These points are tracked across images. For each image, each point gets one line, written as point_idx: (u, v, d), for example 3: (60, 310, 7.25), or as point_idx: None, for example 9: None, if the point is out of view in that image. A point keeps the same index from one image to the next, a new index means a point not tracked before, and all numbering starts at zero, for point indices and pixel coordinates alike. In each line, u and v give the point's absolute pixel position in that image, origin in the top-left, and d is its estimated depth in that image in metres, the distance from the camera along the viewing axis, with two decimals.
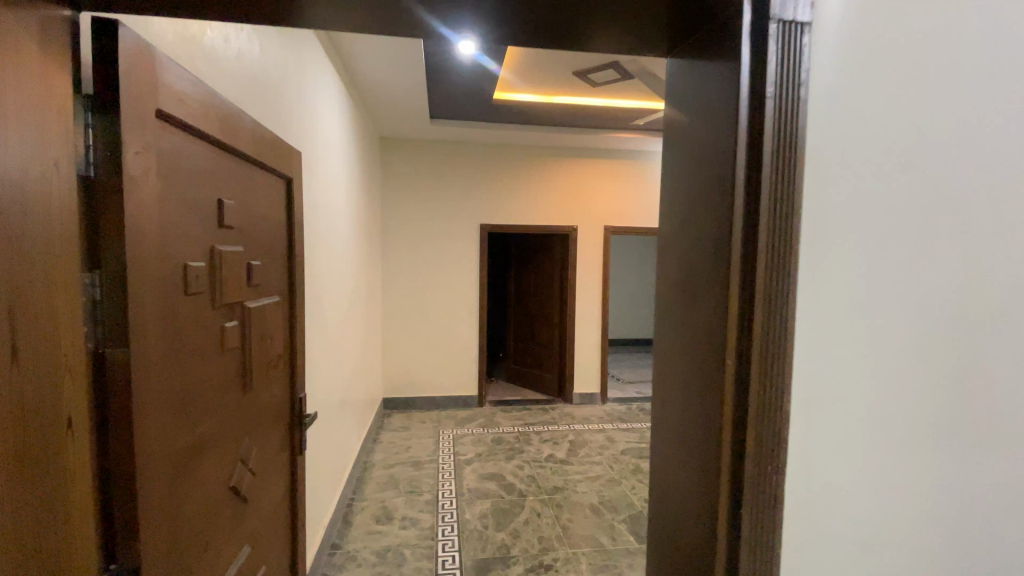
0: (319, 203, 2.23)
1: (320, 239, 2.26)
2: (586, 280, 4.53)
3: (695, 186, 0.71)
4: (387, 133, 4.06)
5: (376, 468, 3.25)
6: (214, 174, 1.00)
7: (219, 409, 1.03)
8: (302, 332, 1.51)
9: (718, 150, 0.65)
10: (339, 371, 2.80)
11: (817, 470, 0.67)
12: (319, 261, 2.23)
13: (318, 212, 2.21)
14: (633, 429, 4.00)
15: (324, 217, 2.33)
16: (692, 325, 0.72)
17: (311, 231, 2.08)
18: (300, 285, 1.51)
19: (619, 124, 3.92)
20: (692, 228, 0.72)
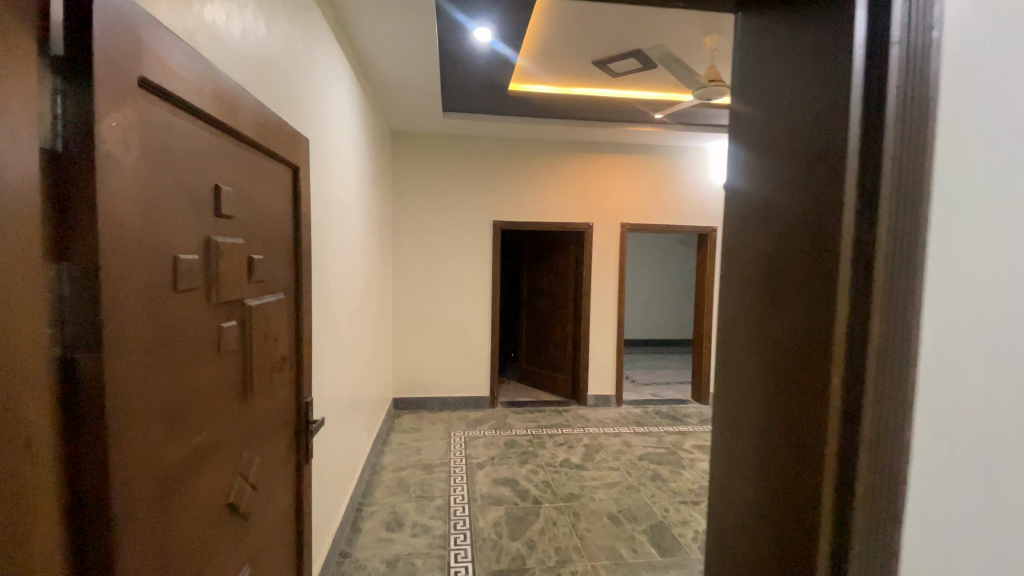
0: (329, 198, 2.13)
1: (330, 236, 2.17)
2: (602, 279, 4.41)
3: (788, 172, 0.60)
4: (399, 126, 3.97)
5: (386, 471, 3.15)
6: (209, 156, 0.89)
7: (217, 418, 0.93)
8: (308, 332, 1.41)
9: (825, 126, 0.54)
10: (348, 372, 2.70)
11: (948, 522, 0.53)
12: (328, 258, 2.13)
13: (328, 207, 2.11)
14: (650, 433, 3.87)
15: (333, 213, 2.23)
16: (786, 332, 0.61)
17: (321, 226, 1.98)
18: (307, 281, 1.41)
19: (637, 118, 3.79)
20: (785, 220, 0.61)
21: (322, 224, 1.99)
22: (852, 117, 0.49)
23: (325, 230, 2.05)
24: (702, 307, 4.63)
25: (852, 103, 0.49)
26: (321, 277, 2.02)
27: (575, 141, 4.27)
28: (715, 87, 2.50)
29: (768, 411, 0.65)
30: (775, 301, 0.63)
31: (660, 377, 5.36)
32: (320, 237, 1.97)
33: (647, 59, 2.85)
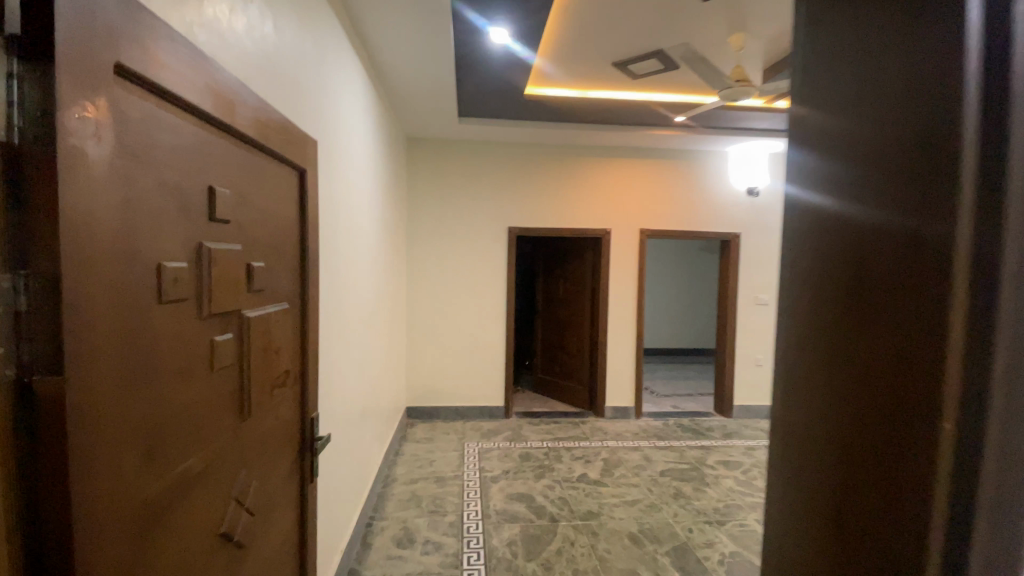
0: (341, 204, 2.06)
1: (342, 243, 2.10)
2: (620, 287, 4.29)
3: (847, 160, 0.45)
4: (413, 132, 3.92)
5: (397, 483, 3.06)
6: (202, 156, 0.82)
7: (210, 440, 0.85)
8: (314, 343, 1.33)
9: (919, 115, 0.38)
10: (360, 382, 2.63)
11: None
12: (339, 266, 2.06)
13: (340, 213, 2.04)
14: (671, 448, 3.73)
15: (345, 219, 2.16)
16: (851, 395, 0.45)
17: (331, 233, 1.91)
18: (312, 289, 1.33)
19: (657, 121, 3.69)
20: (845, 218, 0.46)
21: (332, 231, 1.92)
22: (967, 80, 0.34)
23: (336, 236, 1.98)
24: (724, 316, 4.48)
25: (968, 59, 0.34)
26: (333, 286, 1.95)
27: (593, 146, 4.18)
28: (742, 87, 2.40)
29: (824, 451, 0.48)
30: (834, 313, 0.47)
31: (681, 387, 5.20)
32: (331, 243, 1.90)
33: (669, 60, 2.76)
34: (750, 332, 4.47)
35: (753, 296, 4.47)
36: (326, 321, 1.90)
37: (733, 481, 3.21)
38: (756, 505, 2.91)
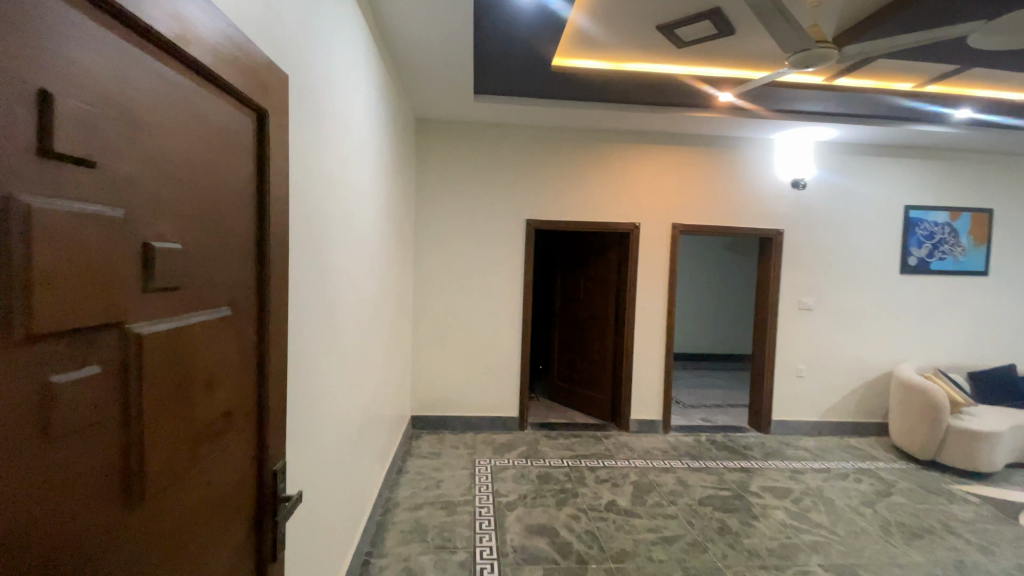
0: (333, 183, 1.66)
1: (334, 232, 1.70)
2: (649, 288, 3.87)
3: None
4: (423, 113, 3.53)
5: (400, 508, 2.67)
6: (33, 36, 0.44)
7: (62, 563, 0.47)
8: (278, 366, 0.93)
9: None
10: (358, 396, 2.25)
11: None
12: (330, 259, 1.65)
13: (331, 194, 1.64)
14: (708, 470, 3.31)
15: (338, 202, 1.75)
16: None
17: (318, 216, 1.50)
18: (277, 283, 0.92)
19: (699, 101, 3.27)
20: None
21: (320, 214, 1.51)
22: None
23: (325, 222, 1.58)
24: (764, 322, 4.06)
25: None
26: (320, 286, 1.54)
27: (622, 131, 3.77)
28: (822, 49, 2.00)
29: None
30: None
31: (709, 398, 4.78)
32: (317, 230, 1.49)
33: (725, 22, 2.36)
34: (792, 339, 4.04)
35: (796, 300, 4.04)
36: (312, 328, 1.49)
37: (784, 513, 2.79)
38: (817, 545, 2.49)
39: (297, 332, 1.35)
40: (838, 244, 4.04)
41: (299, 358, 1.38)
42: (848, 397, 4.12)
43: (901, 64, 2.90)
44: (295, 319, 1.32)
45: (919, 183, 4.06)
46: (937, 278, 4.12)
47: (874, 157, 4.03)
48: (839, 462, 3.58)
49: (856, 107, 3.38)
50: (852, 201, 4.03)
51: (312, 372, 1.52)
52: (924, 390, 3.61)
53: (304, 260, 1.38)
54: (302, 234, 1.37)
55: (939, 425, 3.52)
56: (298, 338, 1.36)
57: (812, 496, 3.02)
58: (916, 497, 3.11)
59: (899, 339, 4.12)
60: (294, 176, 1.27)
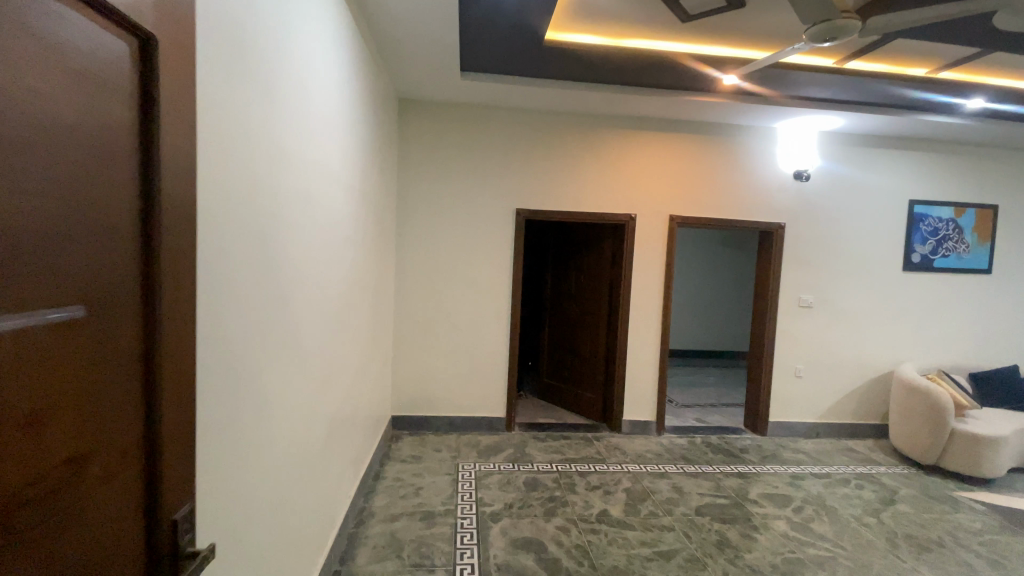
0: (287, 159, 1.42)
1: (289, 215, 1.47)
2: (644, 283, 3.68)
3: None
4: (406, 92, 3.29)
5: (374, 520, 2.46)
6: None
7: None
8: (175, 384, 0.71)
9: None
10: (325, 400, 2.02)
11: None
12: (284, 249, 1.42)
13: (285, 169, 1.40)
14: (704, 475, 3.15)
15: (296, 182, 1.52)
16: None
17: (268, 198, 1.27)
18: (177, 275, 0.70)
19: (702, 84, 3.06)
20: None
21: (270, 194, 1.28)
22: None
23: (278, 203, 1.34)
24: (762, 319, 3.89)
25: None
26: (272, 277, 1.32)
27: (619, 116, 3.56)
28: (844, 20, 1.80)
29: None
30: None
31: (703, 398, 4.62)
32: (267, 214, 1.26)
33: None
34: (791, 338, 3.88)
35: (796, 298, 3.87)
36: (263, 326, 1.27)
37: (785, 524, 2.63)
38: (822, 560, 2.33)
39: (241, 333, 1.12)
40: (841, 239, 3.88)
41: (245, 364, 1.16)
42: (847, 398, 3.98)
43: (918, 46, 2.72)
44: (239, 317, 1.10)
45: (924, 177, 3.91)
46: (941, 276, 3.97)
47: (879, 149, 3.86)
48: (838, 467, 3.43)
49: (864, 94, 3.20)
50: (856, 194, 3.86)
51: (264, 377, 1.30)
52: (926, 392, 3.47)
53: (251, 247, 1.15)
54: (251, 215, 1.14)
55: (943, 428, 3.37)
56: (243, 338, 1.14)
57: (813, 505, 2.87)
58: (921, 506, 2.97)
59: (900, 339, 3.98)
60: (238, 144, 1.05)
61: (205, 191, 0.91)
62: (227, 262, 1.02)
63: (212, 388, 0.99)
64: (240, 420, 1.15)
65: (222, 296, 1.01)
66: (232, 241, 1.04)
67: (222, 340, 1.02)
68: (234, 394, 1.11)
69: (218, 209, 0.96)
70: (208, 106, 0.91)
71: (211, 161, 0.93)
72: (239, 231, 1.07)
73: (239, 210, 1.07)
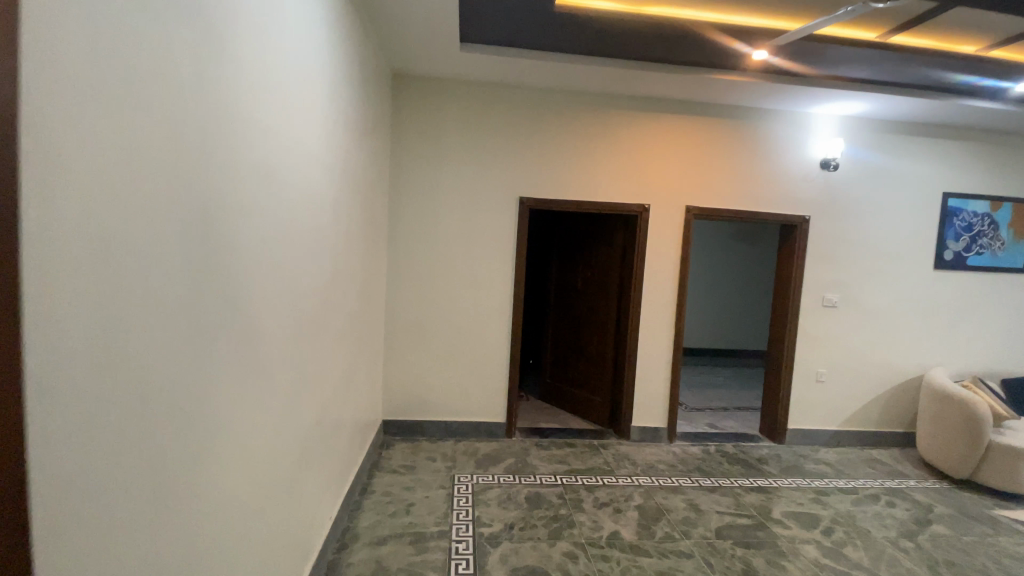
0: (235, 124, 1.13)
1: (240, 194, 1.18)
2: (657, 279, 3.40)
3: None
4: (400, 66, 2.99)
5: (359, 543, 2.19)
6: None
7: None
8: None
9: None
10: (295, 415, 1.75)
11: None
12: (229, 237, 1.13)
13: (230, 136, 1.11)
14: (723, 490, 2.88)
15: (248, 155, 1.22)
16: None
17: (203, 171, 0.98)
18: None
19: (729, 58, 2.76)
20: None
21: (206, 165, 0.99)
22: None
23: (219, 179, 1.06)
24: (783, 319, 3.61)
25: None
26: (207, 274, 1.03)
27: (633, 96, 3.26)
28: None
29: None
30: None
31: (714, 400, 4.36)
32: (201, 192, 0.97)
33: None
34: (813, 340, 3.61)
35: (819, 296, 3.59)
36: (194, 337, 0.99)
37: (816, 549, 2.38)
38: None
39: (154, 348, 0.84)
40: (869, 234, 3.59)
41: (161, 387, 0.87)
42: (871, 404, 3.72)
43: (977, 17, 2.42)
44: (146, 329, 0.81)
45: (960, 169, 3.62)
46: (974, 275, 3.69)
47: (912, 136, 3.57)
48: (865, 481, 3.18)
49: (906, 74, 2.90)
50: (887, 185, 3.57)
51: (196, 401, 1.01)
52: (962, 401, 3.21)
53: (168, 232, 0.86)
54: (167, 189, 0.85)
55: (980, 440, 3.12)
56: (160, 354, 0.85)
57: (844, 526, 2.61)
58: (959, 527, 2.72)
59: (928, 342, 3.71)
60: (137, 90, 0.76)
61: (59, 155, 0.62)
62: (118, 253, 0.73)
63: (94, 432, 0.71)
64: (154, 463, 0.87)
65: (115, 299, 0.72)
66: (130, 222, 0.75)
67: (117, 361, 0.74)
68: (143, 430, 0.82)
69: (92, 176, 0.67)
70: (60, 19, 0.61)
71: (73, 103, 0.63)
72: (144, 211, 0.79)
73: (142, 180, 0.78)
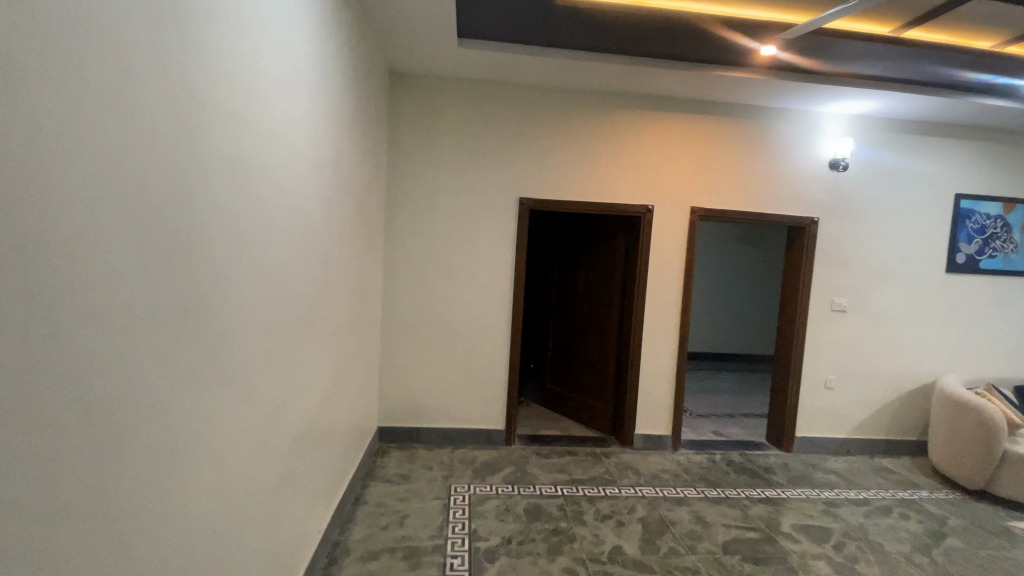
0: (197, 114, 1.04)
1: (203, 190, 1.09)
2: (660, 282, 3.30)
3: None
4: (397, 63, 2.90)
5: (349, 558, 2.10)
6: None
7: None
8: None
9: None
10: (280, 425, 1.65)
11: None
12: (189, 236, 1.03)
13: (194, 127, 1.02)
14: (728, 501, 2.78)
15: (214, 148, 1.13)
16: None
17: (149, 162, 0.89)
18: None
19: (735, 55, 2.68)
20: None
21: (153, 156, 0.90)
22: None
23: (172, 172, 0.96)
24: (790, 324, 3.51)
25: None
26: (156, 276, 0.93)
27: (636, 94, 3.17)
28: None
29: None
30: None
31: (719, 407, 4.26)
32: (144, 185, 0.88)
33: None
34: (821, 345, 3.50)
35: (828, 300, 3.49)
36: (139, 345, 0.89)
37: (828, 566, 2.27)
38: None
39: (75, 359, 0.74)
40: (879, 237, 3.49)
41: (89, 403, 0.78)
42: (881, 411, 3.61)
43: (994, 11, 2.32)
44: (76, 337, 0.73)
45: (973, 169, 3.52)
46: (988, 279, 3.59)
47: (924, 136, 3.47)
48: (877, 491, 3.07)
49: (918, 71, 2.80)
50: (897, 186, 3.47)
51: (146, 416, 0.92)
52: (976, 409, 3.10)
53: (93, 229, 0.76)
54: (88, 181, 0.75)
55: (995, 450, 3.01)
56: (78, 366, 0.75)
57: (856, 540, 2.50)
58: (976, 542, 2.61)
59: (941, 348, 3.60)
60: (43, 65, 0.66)
61: None
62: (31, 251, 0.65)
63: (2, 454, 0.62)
64: (82, 489, 0.77)
65: (6, 305, 0.62)
66: (31, 217, 0.65)
67: (13, 377, 0.64)
68: (75, 449, 0.74)
69: None
70: None
71: None
72: (57, 204, 0.69)
73: (51, 170, 0.68)
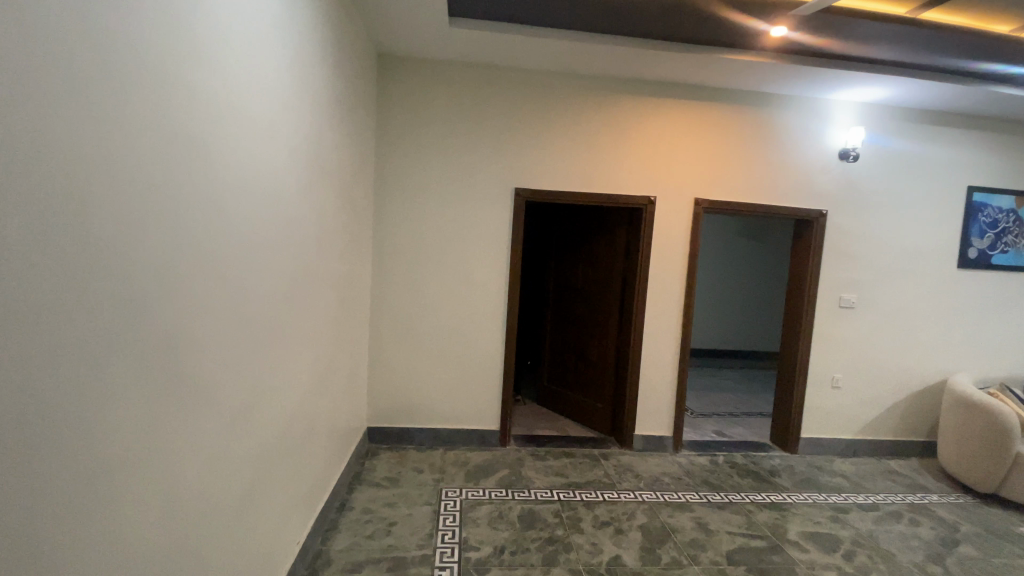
0: (123, 77, 0.89)
1: (139, 171, 0.94)
2: (662, 277, 3.17)
3: None
4: (386, 44, 2.75)
5: (330, 570, 1.97)
6: None
7: None
8: None
9: None
10: (252, 432, 1.51)
11: None
12: (119, 221, 0.89)
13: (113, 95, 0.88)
14: (732, 507, 2.66)
15: (154, 122, 0.98)
16: None
17: (51, 130, 0.74)
18: None
19: (744, 36, 2.52)
20: None
21: (57, 123, 0.75)
22: None
23: (91, 145, 0.81)
24: (796, 321, 3.39)
25: None
26: (74, 265, 0.79)
27: (638, 79, 3.03)
28: None
29: None
30: None
31: (721, 406, 4.13)
32: (46, 156, 0.73)
33: None
34: (828, 343, 3.38)
35: (836, 296, 3.36)
36: (43, 346, 0.75)
37: None
38: None
39: None
40: (890, 230, 3.35)
41: None
42: (888, 412, 3.49)
43: None
44: None
45: (988, 161, 3.38)
46: (1000, 275, 3.46)
47: (937, 125, 3.33)
48: (886, 496, 2.95)
49: (935, 55, 2.65)
50: (909, 177, 3.33)
51: (60, 431, 0.78)
52: (988, 410, 2.97)
53: None
54: None
55: (1009, 451, 2.90)
56: None
57: (867, 549, 2.38)
58: (991, 549, 2.49)
59: (951, 346, 3.48)
60: None
61: None
62: None
63: None
64: None
65: None
66: None
67: None
68: None
69: None
70: None
71: None
72: None
73: None
